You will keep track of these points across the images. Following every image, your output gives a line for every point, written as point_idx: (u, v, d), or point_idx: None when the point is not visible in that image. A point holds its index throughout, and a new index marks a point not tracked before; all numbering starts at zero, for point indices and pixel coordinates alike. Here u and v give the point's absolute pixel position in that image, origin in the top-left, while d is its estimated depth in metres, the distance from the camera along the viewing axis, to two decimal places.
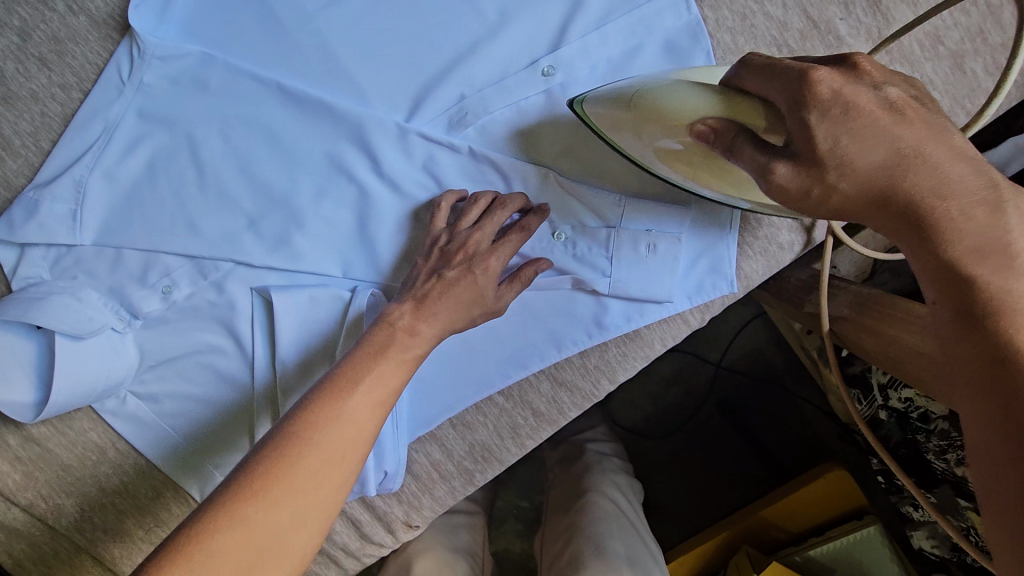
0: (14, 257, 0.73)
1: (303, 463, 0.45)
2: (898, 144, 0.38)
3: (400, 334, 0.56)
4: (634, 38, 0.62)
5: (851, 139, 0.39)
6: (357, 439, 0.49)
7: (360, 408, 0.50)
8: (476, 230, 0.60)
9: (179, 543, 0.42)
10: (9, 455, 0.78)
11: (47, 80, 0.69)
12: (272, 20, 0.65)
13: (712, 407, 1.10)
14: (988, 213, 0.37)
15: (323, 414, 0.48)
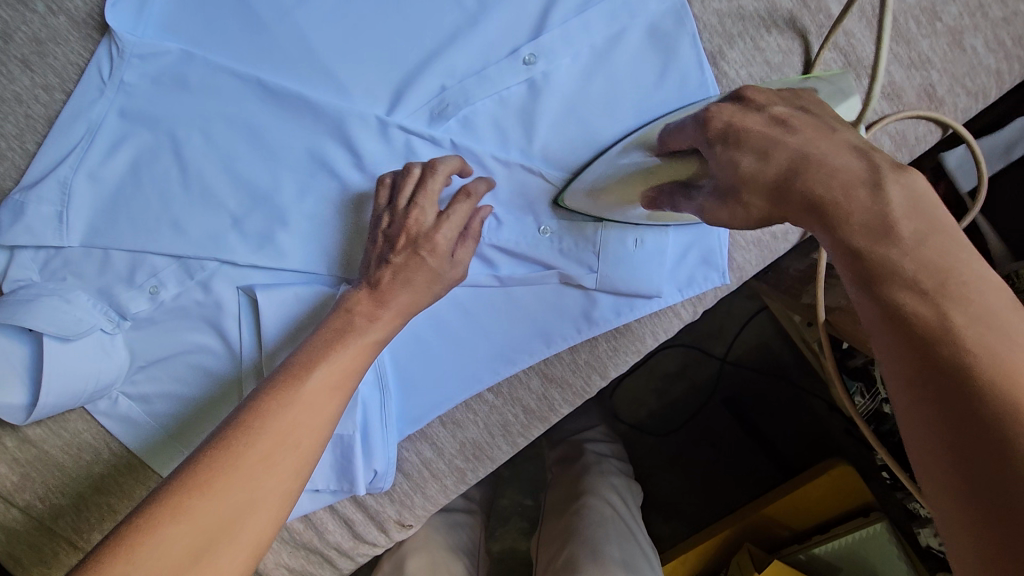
0: (4, 260, 0.73)
1: (254, 447, 0.47)
2: (797, 151, 0.40)
3: (357, 319, 0.57)
4: (617, 23, 0.60)
5: (750, 149, 0.41)
6: (308, 424, 0.50)
7: (313, 394, 0.51)
8: (439, 220, 0.59)
9: (118, 539, 0.41)
10: (6, 457, 0.79)
11: (30, 82, 0.69)
12: (248, 15, 0.64)
13: (715, 402, 1.08)
14: (869, 193, 0.36)
15: (276, 401, 0.50)
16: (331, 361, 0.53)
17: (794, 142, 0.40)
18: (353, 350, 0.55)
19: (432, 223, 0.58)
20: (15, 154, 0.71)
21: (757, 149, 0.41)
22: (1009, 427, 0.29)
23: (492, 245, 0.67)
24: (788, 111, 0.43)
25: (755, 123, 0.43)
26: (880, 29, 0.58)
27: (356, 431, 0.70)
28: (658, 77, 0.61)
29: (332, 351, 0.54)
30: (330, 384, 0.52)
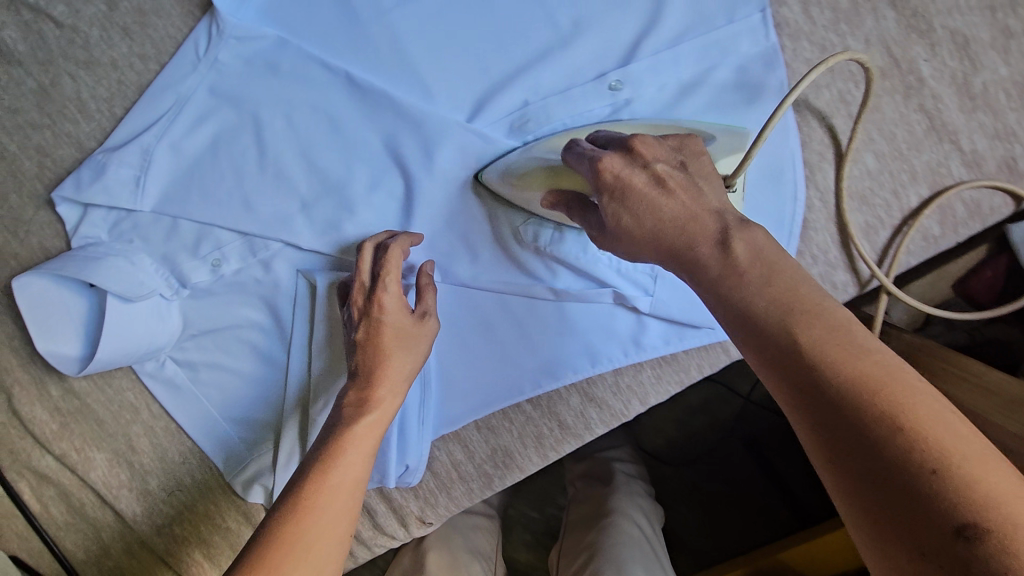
0: (76, 215, 0.76)
1: (288, 562, 0.47)
2: (667, 220, 0.42)
3: (349, 409, 0.60)
4: (707, 60, 0.61)
5: (641, 217, 0.43)
6: (342, 512, 0.52)
7: (333, 490, 0.53)
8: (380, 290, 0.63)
9: None
10: (50, 405, 0.81)
11: (128, 50, 0.71)
12: (347, 12, 0.66)
13: (735, 440, 1.08)
14: (717, 248, 0.41)
15: (296, 511, 0.51)
16: (343, 459, 0.55)
17: (671, 209, 0.42)
18: (363, 429, 0.58)
19: (382, 290, 0.63)
20: (102, 117, 0.74)
21: (638, 213, 0.43)
22: (890, 446, 0.32)
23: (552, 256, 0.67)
24: (669, 168, 0.44)
25: (639, 180, 0.43)
26: (968, 97, 0.59)
27: (394, 425, 0.72)
28: (739, 117, 0.62)
29: (344, 447, 0.56)
30: (348, 478, 0.54)
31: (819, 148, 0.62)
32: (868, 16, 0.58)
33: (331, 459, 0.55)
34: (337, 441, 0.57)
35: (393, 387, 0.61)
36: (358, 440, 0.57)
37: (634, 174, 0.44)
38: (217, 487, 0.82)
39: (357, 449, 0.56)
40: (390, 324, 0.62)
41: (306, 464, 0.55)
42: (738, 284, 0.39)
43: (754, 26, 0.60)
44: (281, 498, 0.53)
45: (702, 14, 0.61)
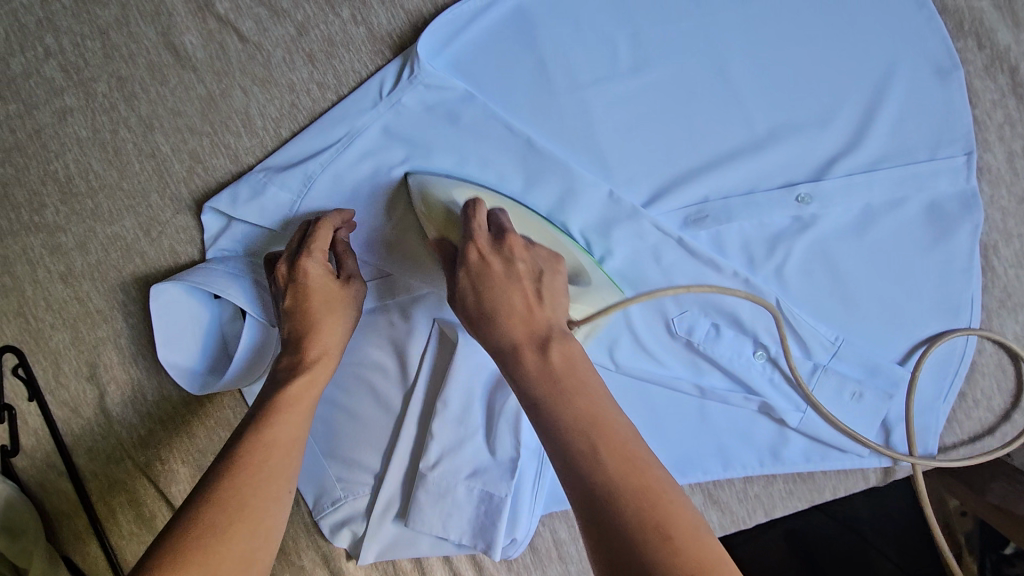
0: (218, 227, 0.75)
1: (232, 530, 0.48)
2: (497, 304, 0.52)
3: (282, 373, 0.60)
4: (901, 192, 0.61)
5: (483, 299, 0.53)
6: (281, 465, 0.53)
7: (266, 451, 0.53)
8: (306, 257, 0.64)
9: None
10: (143, 411, 0.81)
11: (308, 76, 0.71)
12: (541, 78, 0.66)
13: (776, 534, 0.89)
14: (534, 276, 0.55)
15: (245, 477, 0.51)
16: (273, 420, 0.55)
17: (510, 303, 0.52)
18: (296, 390, 0.58)
19: (308, 257, 0.64)
20: (267, 135, 0.73)
21: (484, 291, 0.53)
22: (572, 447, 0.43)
23: (705, 354, 0.66)
24: (528, 270, 0.55)
25: (498, 267, 0.54)
26: None
27: (509, 495, 0.69)
28: (925, 252, 0.61)
29: (277, 409, 0.56)
30: (285, 438, 0.55)
31: (1000, 294, 0.61)
32: None
33: (257, 418, 0.56)
34: (266, 403, 0.57)
35: (328, 348, 0.62)
36: (291, 407, 0.57)
37: (493, 260, 0.54)
38: (295, 524, 0.78)
39: (291, 412, 0.57)
40: (318, 289, 0.63)
41: (247, 420, 0.56)
42: (551, 390, 0.46)
43: (957, 167, 0.60)
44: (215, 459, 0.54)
45: (906, 146, 0.60)
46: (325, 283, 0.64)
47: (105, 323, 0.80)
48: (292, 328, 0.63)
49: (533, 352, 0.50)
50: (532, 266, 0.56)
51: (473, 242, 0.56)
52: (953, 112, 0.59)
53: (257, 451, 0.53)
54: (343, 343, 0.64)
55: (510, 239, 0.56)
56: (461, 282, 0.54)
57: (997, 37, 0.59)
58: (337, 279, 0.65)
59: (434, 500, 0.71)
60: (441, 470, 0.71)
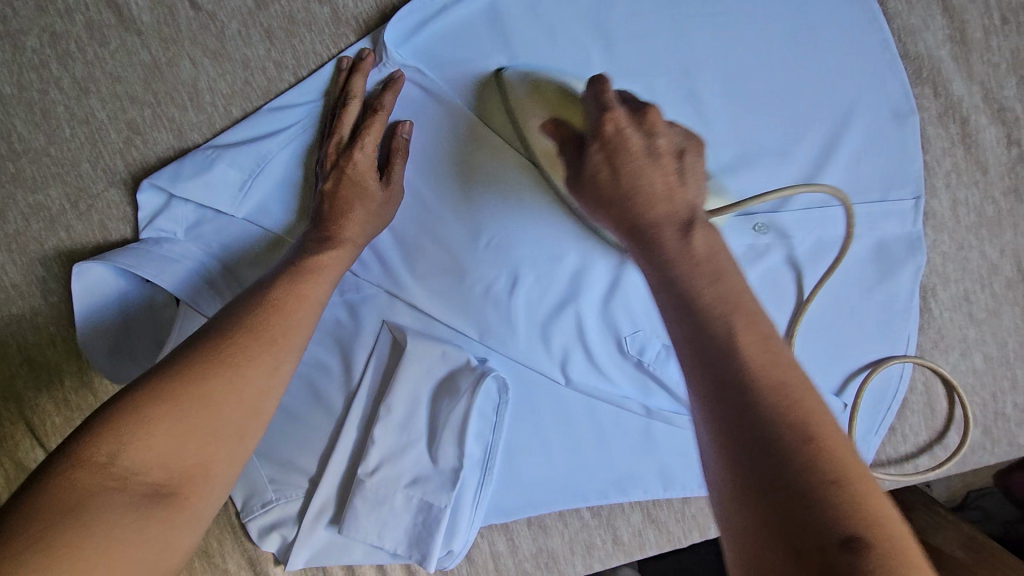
0: (158, 203, 0.69)
1: (243, 366, 0.47)
2: (643, 190, 0.47)
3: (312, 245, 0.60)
4: (852, 230, 0.62)
5: (621, 178, 0.48)
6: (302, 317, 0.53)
7: (295, 301, 0.53)
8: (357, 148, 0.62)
9: (148, 395, 0.44)
10: (59, 396, 0.74)
11: (265, 53, 0.67)
12: (510, 80, 0.64)
13: None
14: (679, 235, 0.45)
15: (240, 366, 0.47)
16: (237, 370, 0.47)
17: (649, 183, 0.47)
18: (327, 258, 0.58)
19: (359, 146, 0.62)
20: (216, 112, 0.68)
21: (630, 175, 0.47)
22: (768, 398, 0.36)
23: (654, 374, 0.67)
24: (666, 148, 0.48)
25: (637, 142, 0.48)
26: None
27: (448, 506, 0.68)
28: (870, 289, 0.63)
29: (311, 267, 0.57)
30: (311, 297, 0.55)
31: (934, 334, 0.64)
32: (1008, 230, 0.61)
33: (218, 357, 0.47)
34: (236, 342, 0.48)
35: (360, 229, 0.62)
36: (265, 364, 0.49)
37: (632, 133, 0.48)
38: (220, 526, 0.74)
39: (261, 368, 0.48)
40: (353, 180, 0.62)
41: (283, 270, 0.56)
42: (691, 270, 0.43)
43: (906, 210, 0.61)
44: (157, 377, 0.45)
45: (861, 185, 0.62)
46: (366, 179, 0.62)
47: (21, 299, 0.72)
48: (326, 208, 0.62)
49: (674, 233, 0.45)
50: (670, 142, 0.49)
51: (609, 118, 0.48)
52: (907, 155, 0.61)
53: (217, 403, 0.45)
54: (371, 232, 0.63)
55: (651, 111, 0.49)
56: (595, 158, 0.49)
57: (952, 88, 0.61)
58: (378, 175, 0.63)
59: (371, 507, 0.69)
60: (380, 477, 0.69)
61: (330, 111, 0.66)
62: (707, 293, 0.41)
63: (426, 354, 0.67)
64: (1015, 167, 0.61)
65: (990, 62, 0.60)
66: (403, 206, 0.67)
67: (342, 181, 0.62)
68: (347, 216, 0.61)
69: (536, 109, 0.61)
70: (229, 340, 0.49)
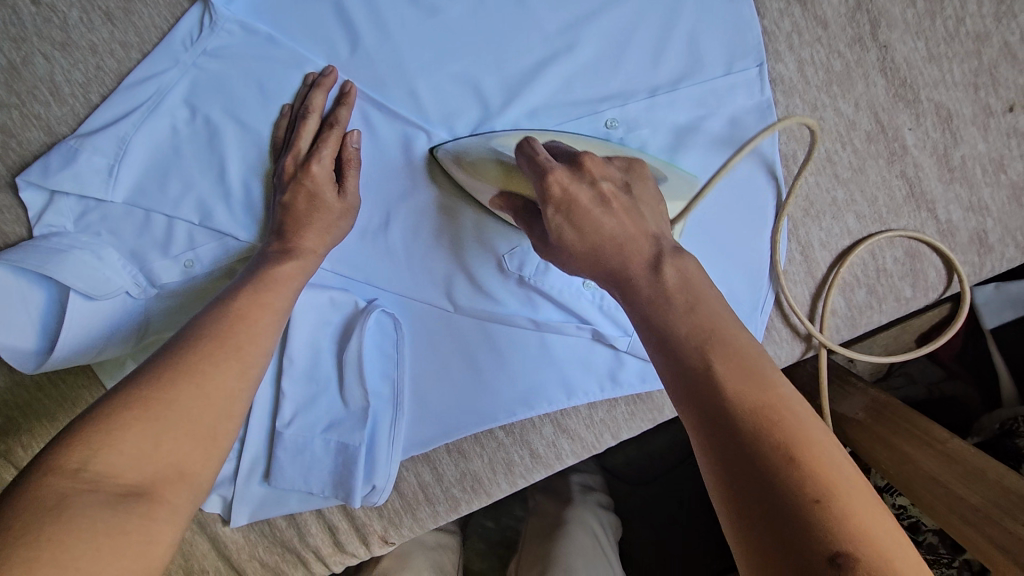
0: (42, 202, 0.71)
1: (214, 365, 0.49)
2: (607, 237, 0.45)
3: (273, 253, 0.61)
4: (702, 109, 0.62)
5: (587, 233, 0.46)
6: (263, 319, 0.55)
7: (260, 308, 0.56)
8: (314, 160, 0.62)
9: (126, 398, 0.44)
10: None
11: (109, 35, 0.68)
12: (341, 18, 0.64)
13: (693, 462, 1.03)
14: (648, 270, 0.44)
15: (214, 362, 0.49)
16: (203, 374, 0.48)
17: (611, 229, 0.45)
18: (287, 271, 0.60)
19: (314, 159, 0.62)
20: (77, 102, 0.70)
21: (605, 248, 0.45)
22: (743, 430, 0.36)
23: (537, 287, 0.67)
24: (613, 188, 0.48)
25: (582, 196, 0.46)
26: (948, 168, 0.60)
27: (362, 444, 0.70)
28: None
29: (270, 277, 0.59)
30: (272, 304, 0.57)
31: (803, 203, 0.62)
32: (859, 82, 0.60)
33: (181, 364, 0.48)
34: (204, 350, 0.49)
35: (321, 239, 0.63)
36: (235, 363, 0.50)
37: (576, 190, 0.46)
38: None
39: (230, 368, 0.50)
40: (312, 195, 0.62)
41: (235, 286, 0.58)
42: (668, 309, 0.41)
43: (751, 79, 0.60)
44: (131, 386, 0.45)
45: (701, 60, 0.61)
46: (322, 191, 0.63)
47: None
48: (283, 219, 0.63)
49: (645, 271, 0.44)
50: (615, 179, 0.49)
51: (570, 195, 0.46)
52: (743, 23, 0.60)
53: (182, 408, 0.45)
54: (331, 244, 0.65)
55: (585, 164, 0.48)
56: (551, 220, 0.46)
57: None
58: (336, 188, 0.64)
59: (294, 456, 0.72)
60: (297, 427, 0.72)
61: (291, 124, 0.67)
62: (679, 318, 0.41)
63: (315, 301, 0.69)
64: (855, 14, 0.59)
65: None
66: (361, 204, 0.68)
67: (303, 198, 0.62)
68: (306, 231, 0.62)
69: (481, 182, 0.61)
70: (199, 348, 0.50)
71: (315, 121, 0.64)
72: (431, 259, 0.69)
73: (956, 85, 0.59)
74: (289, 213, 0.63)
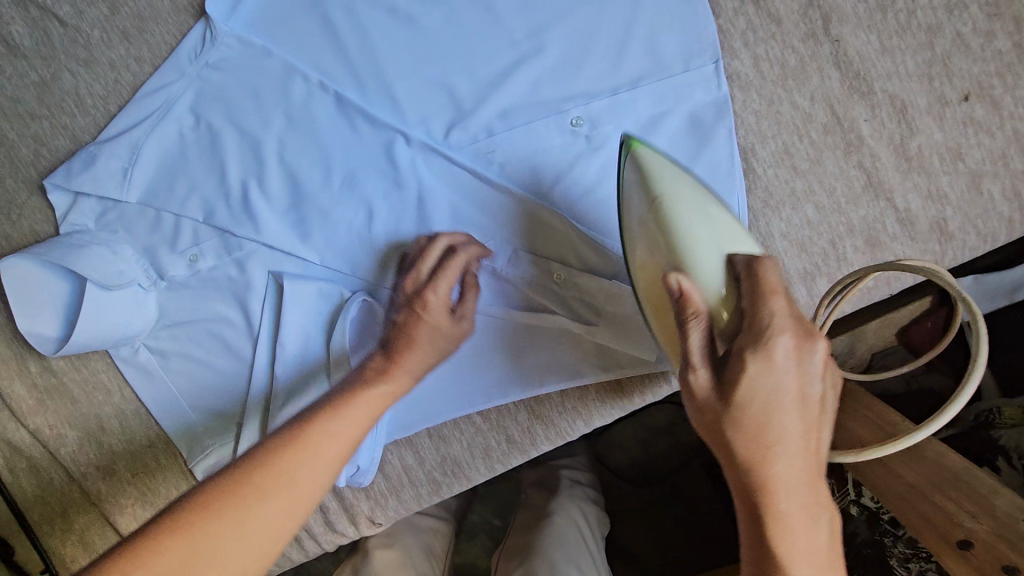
0: (66, 203, 0.79)
1: (261, 505, 0.49)
2: (759, 380, 0.44)
3: (370, 372, 0.61)
4: (662, 106, 0.64)
5: (751, 369, 0.44)
6: (335, 457, 0.54)
7: (328, 440, 0.54)
8: (431, 285, 0.65)
9: (145, 540, 0.46)
10: (29, 381, 0.86)
11: (125, 52, 0.76)
12: (328, 30, 0.70)
13: (697, 465, 1.03)
14: (759, 357, 0.43)
15: (265, 499, 0.49)
16: (275, 488, 0.50)
17: (761, 373, 0.44)
18: (375, 398, 0.59)
19: (432, 289, 0.65)
20: (97, 112, 0.78)
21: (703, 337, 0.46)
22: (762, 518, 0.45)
23: (506, 277, 0.72)
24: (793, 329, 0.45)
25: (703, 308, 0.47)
26: (905, 157, 0.61)
27: None
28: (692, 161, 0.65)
29: (348, 404, 0.57)
30: (342, 433, 0.55)
31: (763, 194, 0.64)
32: (814, 75, 0.61)
33: (219, 504, 0.48)
34: (255, 486, 0.49)
35: (411, 372, 0.62)
36: (275, 491, 0.50)
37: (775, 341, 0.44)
38: (180, 471, 0.86)
39: (279, 506, 0.49)
40: (422, 329, 0.64)
41: (307, 412, 0.56)
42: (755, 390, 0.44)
43: (708, 76, 0.63)
44: (156, 525, 0.47)
45: (660, 59, 0.64)
46: (439, 321, 0.64)
47: None
48: (392, 338, 0.64)
49: (758, 353, 0.44)
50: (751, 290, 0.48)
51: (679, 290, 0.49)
52: (700, 22, 0.62)
53: (210, 551, 0.46)
54: (421, 364, 0.63)
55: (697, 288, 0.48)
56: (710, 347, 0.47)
57: None
58: (451, 316, 0.66)
59: None
60: (288, 409, 0.77)
61: (284, 129, 0.73)
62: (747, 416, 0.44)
63: (306, 291, 0.76)
64: (808, 11, 0.61)
65: None
66: (346, 201, 0.74)
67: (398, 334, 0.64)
68: (405, 354, 0.62)
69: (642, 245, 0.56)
70: (238, 482, 0.49)
71: (440, 249, 0.67)
72: (411, 252, 0.73)
73: (910, 77, 0.60)
74: (398, 325, 0.65)
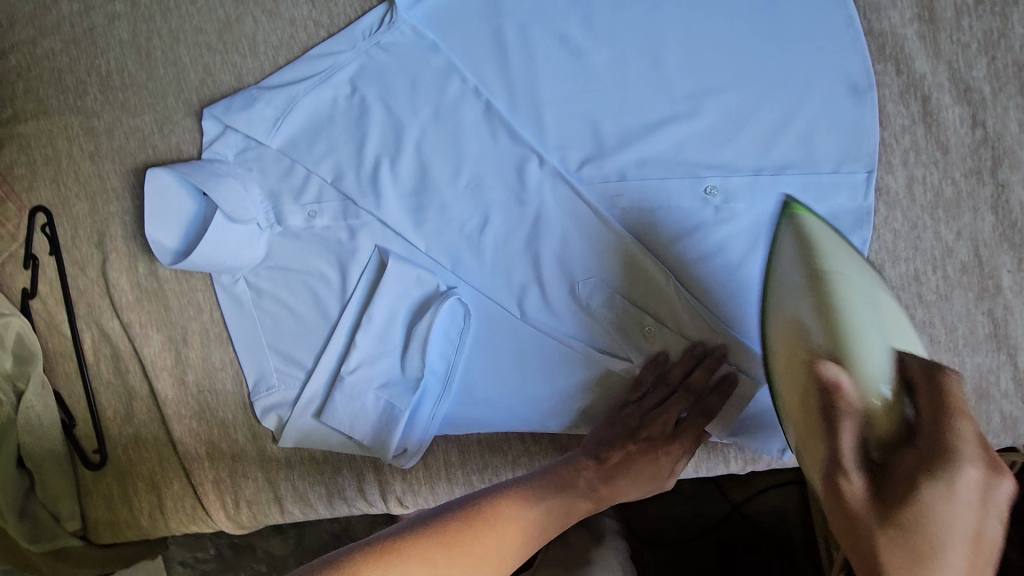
0: (215, 132, 0.86)
1: (448, 561, 0.50)
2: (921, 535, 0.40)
3: (581, 484, 0.63)
4: (800, 199, 0.65)
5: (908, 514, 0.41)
6: (518, 541, 0.55)
7: (520, 528, 0.55)
8: (667, 412, 0.69)
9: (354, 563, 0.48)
10: (135, 280, 0.94)
11: (307, 14, 0.81)
12: (498, 42, 0.73)
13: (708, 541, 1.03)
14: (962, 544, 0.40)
15: (456, 558, 0.50)
16: (484, 546, 0.52)
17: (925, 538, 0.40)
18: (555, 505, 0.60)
19: (682, 435, 0.69)
20: (266, 60, 0.83)
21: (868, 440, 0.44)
22: None
23: (599, 318, 0.73)
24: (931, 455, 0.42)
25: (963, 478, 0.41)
26: None
27: (406, 409, 0.78)
28: None
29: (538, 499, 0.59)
30: (533, 523, 0.57)
31: None
32: (967, 213, 0.61)
33: (451, 538, 0.51)
34: (455, 539, 0.51)
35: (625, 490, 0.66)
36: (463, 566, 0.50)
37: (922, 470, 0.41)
38: (237, 401, 0.91)
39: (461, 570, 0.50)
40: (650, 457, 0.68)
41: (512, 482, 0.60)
42: (945, 508, 0.40)
43: (857, 183, 0.63)
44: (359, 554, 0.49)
45: (812, 154, 0.64)
46: (662, 453, 0.68)
47: (117, 200, 0.94)
48: (615, 458, 0.67)
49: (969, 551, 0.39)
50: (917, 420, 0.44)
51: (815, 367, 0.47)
52: (864, 130, 0.63)
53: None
54: (630, 499, 0.67)
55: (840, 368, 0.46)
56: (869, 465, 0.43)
57: (915, 66, 0.62)
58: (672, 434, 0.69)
59: (347, 401, 0.81)
60: (357, 376, 0.81)
61: (430, 121, 0.77)
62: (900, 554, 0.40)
63: (405, 274, 0.79)
64: (979, 149, 0.61)
65: (960, 41, 0.62)
66: (466, 201, 0.77)
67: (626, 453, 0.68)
68: (620, 477, 0.66)
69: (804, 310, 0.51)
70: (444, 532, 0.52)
71: (690, 372, 0.69)
72: (513, 267, 0.76)
73: None
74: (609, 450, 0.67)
